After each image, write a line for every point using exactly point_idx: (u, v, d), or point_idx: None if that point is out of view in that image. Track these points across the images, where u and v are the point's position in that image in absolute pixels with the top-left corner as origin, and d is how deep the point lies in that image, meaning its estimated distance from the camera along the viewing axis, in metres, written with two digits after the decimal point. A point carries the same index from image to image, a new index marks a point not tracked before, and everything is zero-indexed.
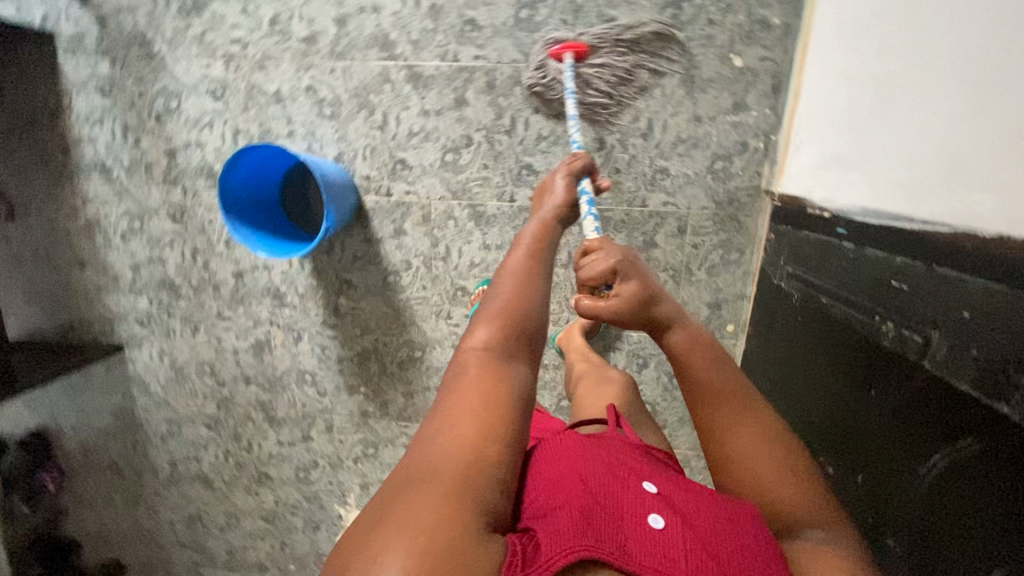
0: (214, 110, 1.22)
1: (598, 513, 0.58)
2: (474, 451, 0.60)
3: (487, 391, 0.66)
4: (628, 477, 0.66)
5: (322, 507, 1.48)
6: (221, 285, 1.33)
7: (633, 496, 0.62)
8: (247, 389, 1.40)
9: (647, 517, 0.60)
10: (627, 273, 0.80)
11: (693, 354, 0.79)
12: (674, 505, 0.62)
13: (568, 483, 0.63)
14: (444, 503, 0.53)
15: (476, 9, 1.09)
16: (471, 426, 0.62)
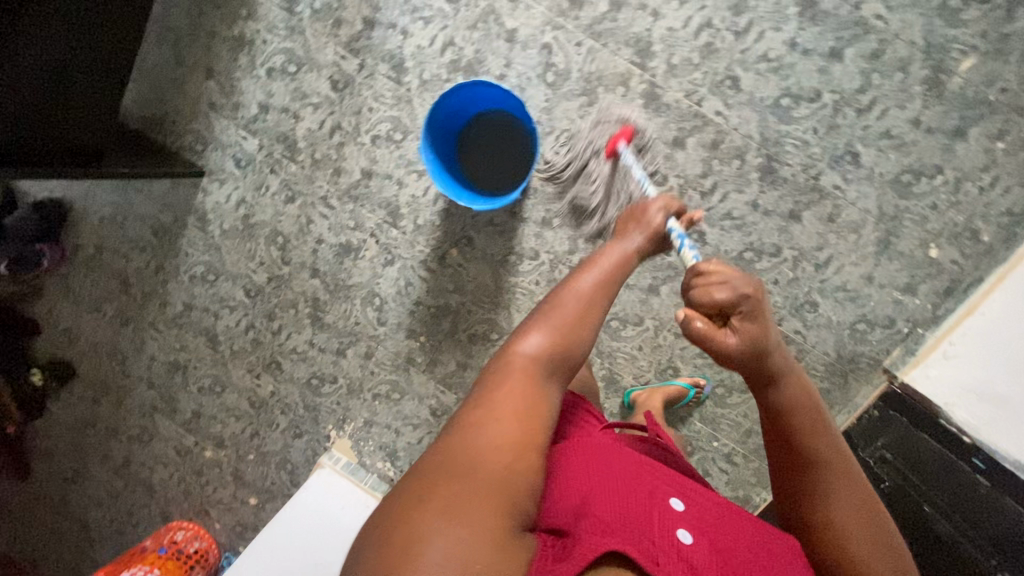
0: (438, 10, 1.13)
1: (624, 522, 0.62)
2: (508, 455, 0.62)
3: (525, 403, 0.67)
4: (659, 491, 0.70)
5: (313, 421, 1.43)
6: (341, 173, 1.24)
7: (662, 512, 0.66)
8: (308, 280, 1.32)
9: (675, 530, 0.63)
10: (755, 311, 0.70)
11: (795, 410, 0.73)
12: (702, 525, 0.66)
13: (599, 491, 0.66)
14: (479, 508, 0.57)
15: (745, 72, 1.06)
16: (511, 429, 0.65)
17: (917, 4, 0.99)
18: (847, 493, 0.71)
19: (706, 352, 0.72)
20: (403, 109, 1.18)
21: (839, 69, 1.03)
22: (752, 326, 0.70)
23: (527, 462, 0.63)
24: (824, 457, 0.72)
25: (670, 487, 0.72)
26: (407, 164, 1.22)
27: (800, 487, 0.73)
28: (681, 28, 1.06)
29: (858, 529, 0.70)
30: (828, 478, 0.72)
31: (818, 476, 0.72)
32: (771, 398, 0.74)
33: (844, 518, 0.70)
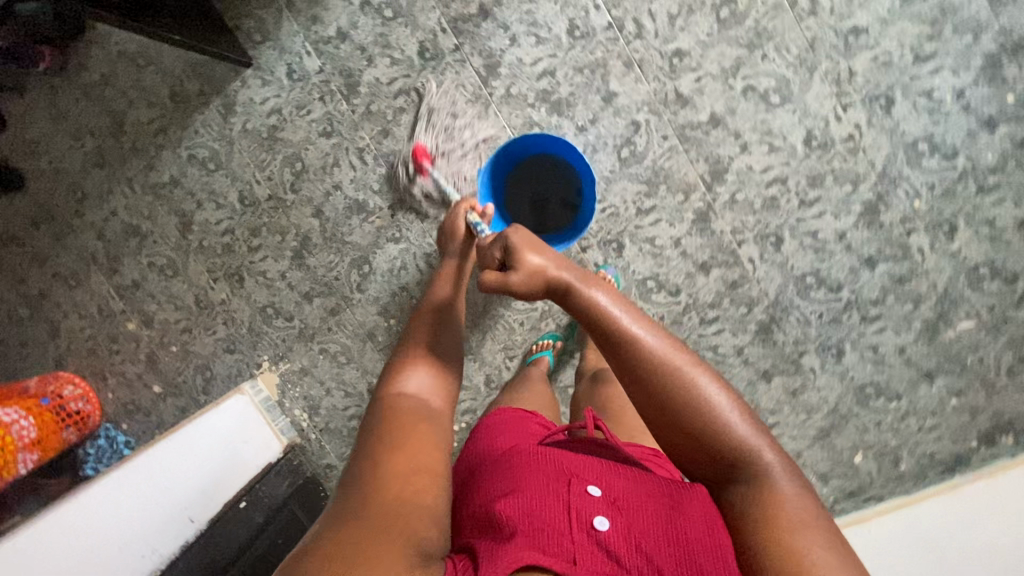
0: (554, 35, 1.09)
1: (536, 524, 0.56)
2: (401, 476, 0.65)
3: (416, 430, 0.72)
4: (574, 480, 0.63)
5: (252, 345, 1.39)
6: (387, 135, 1.20)
7: (580, 500, 0.60)
8: (308, 217, 1.28)
9: (591, 520, 0.57)
10: (515, 247, 0.79)
11: (594, 311, 0.74)
12: (622, 507, 0.60)
13: (514, 494, 0.60)
14: (395, 533, 0.56)
15: (791, 237, 1.10)
16: (405, 451, 0.68)
17: (956, 256, 1.06)
18: (698, 382, 0.67)
19: (504, 293, 0.79)
20: (475, 108, 1.15)
21: (867, 276, 1.09)
22: (520, 257, 0.78)
23: (428, 479, 0.66)
24: (639, 364, 0.69)
25: (585, 474, 0.64)
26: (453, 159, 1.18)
27: (655, 401, 0.68)
28: (758, 171, 1.09)
29: (727, 417, 0.65)
30: (672, 378, 0.68)
31: (662, 382, 0.68)
32: (571, 307, 0.76)
33: (707, 410, 0.65)
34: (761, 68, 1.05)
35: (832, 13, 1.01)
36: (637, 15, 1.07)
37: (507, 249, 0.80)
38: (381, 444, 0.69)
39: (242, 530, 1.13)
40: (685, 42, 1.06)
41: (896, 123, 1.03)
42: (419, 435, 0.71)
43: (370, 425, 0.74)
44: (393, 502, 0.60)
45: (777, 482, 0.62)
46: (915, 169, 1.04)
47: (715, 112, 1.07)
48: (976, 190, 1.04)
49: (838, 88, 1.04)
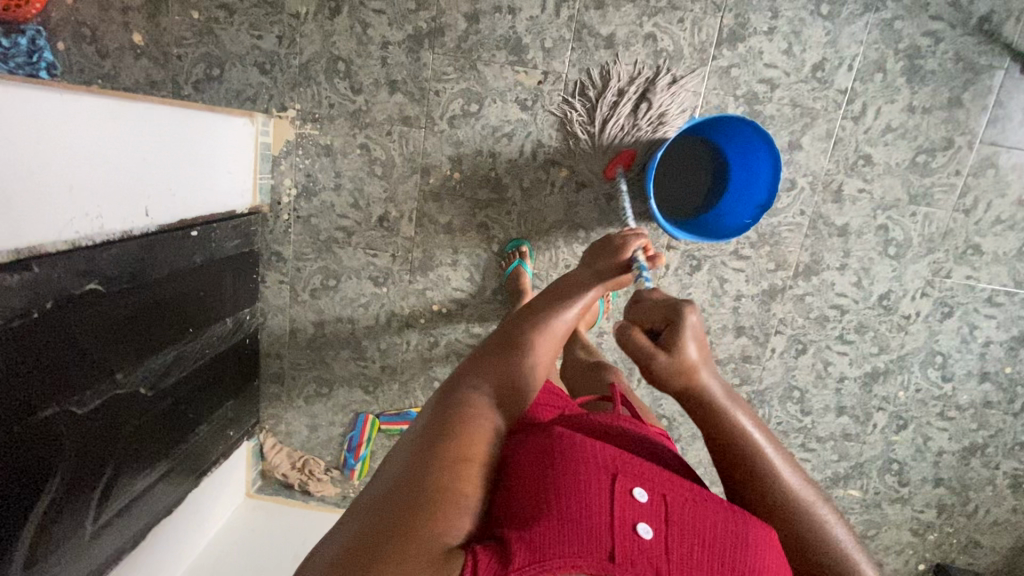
0: (801, 58, 1.07)
1: (564, 515, 0.51)
2: (462, 444, 0.58)
3: (462, 415, 0.61)
4: (620, 476, 0.56)
5: (292, 82, 1.14)
6: (598, 8, 1.07)
7: (621, 496, 0.54)
8: (458, 13, 1.08)
9: (638, 526, 0.52)
10: (677, 331, 0.66)
11: (728, 431, 0.64)
12: (667, 503, 0.56)
13: (547, 486, 0.53)
14: (406, 529, 0.48)
15: (810, 354, 1.23)
16: (443, 437, 0.58)
17: (888, 444, 1.28)
18: (819, 517, 0.60)
19: (640, 370, 0.67)
20: (691, 59, 1.08)
21: (830, 418, 1.27)
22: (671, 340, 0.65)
23: (474, 461, 0.57)
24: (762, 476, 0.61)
25: (631, 469, 0.58)
26: (636, 83, 1.09)
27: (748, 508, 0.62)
28: (835, 290, 1.19)
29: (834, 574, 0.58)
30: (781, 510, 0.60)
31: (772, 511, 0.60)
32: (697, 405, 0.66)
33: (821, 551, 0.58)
34: (904, 220, 1.14)
35: (976, 223, 1.14)
36: (870, 101, 1.08)
37: (667, 320, 0.68)
38: (430, 426, 0.60)
39: (176, 260, 0.93)
40: (878, 155, 1.10)
41: (939, 331, 1.20)
42: (478, 428, 0.60)
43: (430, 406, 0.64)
44: (405, 491, 0.52)
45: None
46: (921, 371, 1.23)
47: (849, 225, 1.15)
48: (938, 412, 1.26)
49: (932, 278, 1.17)
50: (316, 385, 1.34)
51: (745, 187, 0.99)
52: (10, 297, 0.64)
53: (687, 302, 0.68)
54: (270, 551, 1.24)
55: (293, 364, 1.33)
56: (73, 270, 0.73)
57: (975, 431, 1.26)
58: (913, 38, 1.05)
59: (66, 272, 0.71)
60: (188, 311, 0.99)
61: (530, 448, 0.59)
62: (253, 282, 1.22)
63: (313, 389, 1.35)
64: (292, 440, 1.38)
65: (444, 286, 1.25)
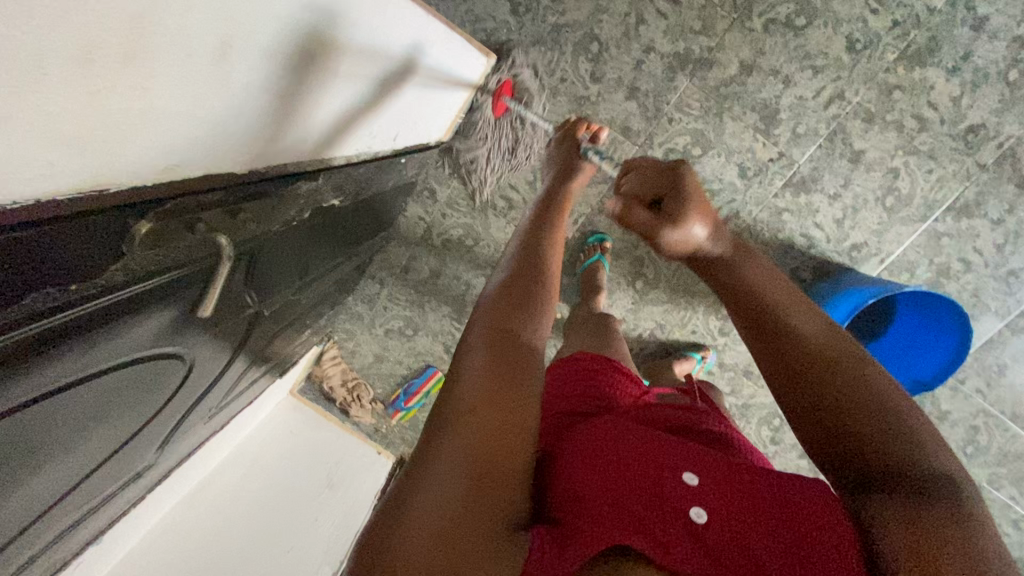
0: (1006, 259, 1.08)
1: (601, 499, 0.44)
2: (507, 401, 0.46)
3: (493, 367, 0.48)
4: (667, 458, 0.48)
5: (536, 38, 1.05)
6: (864, 122, 1.03)
7: (664, 475, 0.46)
8: (736, 57, 1.02)
9: (688, 509, 0.44)
10: (680, 186, 0.60)
11: (759, 297, 0.54)
12: (744, 486, 0.46)
13: (594, 470, 0.48)
14: (473, 506, 0.39)
15: None
16: (485, 391, 0.46)
17: None
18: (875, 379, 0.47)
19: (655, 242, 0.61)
20: (916, 210, 1.07)
21: None
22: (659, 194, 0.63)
23: (522, 396, 0.47)
24: (870, 415, 0.45)
25: (686, 452, 0.49)
26: (853, 207, 1.09)
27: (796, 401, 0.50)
28: None
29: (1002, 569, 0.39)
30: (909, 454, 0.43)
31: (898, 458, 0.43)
32: (723, 278, 0.58)
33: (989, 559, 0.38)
34: (995, 430, 1.21)
35: None
36: None
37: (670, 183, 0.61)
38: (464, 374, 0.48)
39: (382, 183, 0.88)
40: (1010, 371, 1.16)
41: None
42: (519, 377, 0.48)
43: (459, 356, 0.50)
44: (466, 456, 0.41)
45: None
46: None
47: (948, 412, 1.22)
48: None
49: (986, 486, 1.26)
50: (402, 323, 1.32)
51: (909, 357, 1.04)
52: (294, 200, 0.58)
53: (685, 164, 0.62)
54: (303, 457, 1.23)
55: (390, 295, 1.30)
56: (335, 183, 0.67)
57: None
58: None
59: (328, 182, 0.65)
60: (361, 231, 0.94)
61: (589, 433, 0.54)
62: (398, 208, 1.16)
63: (397, 326, 1.33)
64: (353, 360, 1.37)
65: (570, 296, 1.22)
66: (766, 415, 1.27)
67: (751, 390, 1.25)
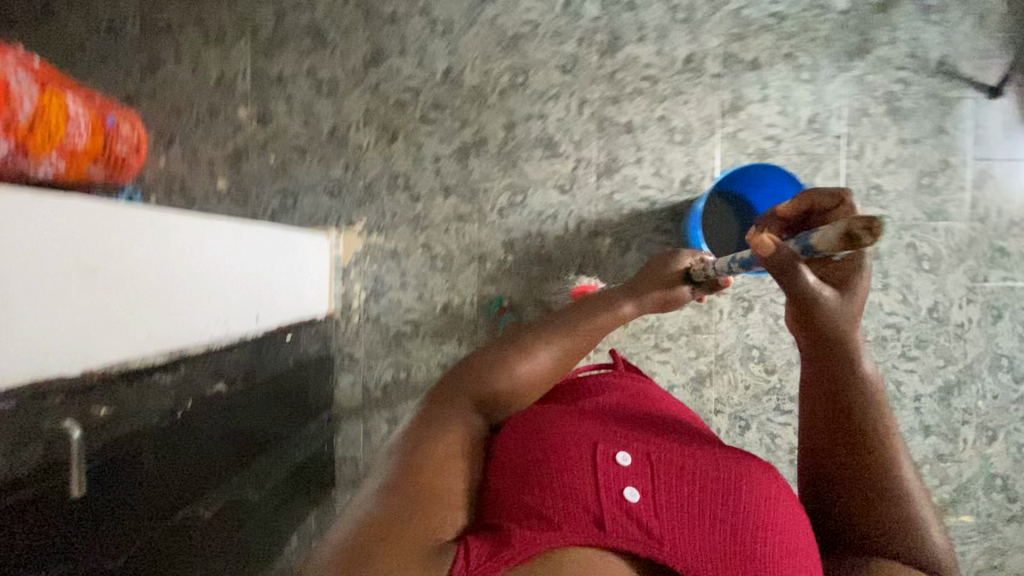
0: (796, 115, 1.23)
1: (563, 501, 0.59)
2: (433, 451, 0.65)
3: (432, 433, 0.68)
4: (602, 449, 0.65)
5: (357, 203, 1.30)
6: (614, 103, 1.26)
7: (612, 472, 0.62)
8: (497, 125, 1.28)
9: (623, 492, 0.60)
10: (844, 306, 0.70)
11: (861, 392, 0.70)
12: (656, 465, 0.64)
13: (550, 476, 0.61)
14: (389, 517, 0.56)
15: (880, 377, 1.25)
16: (420, 450, 0.65)
17: (985, 457, 1.27)
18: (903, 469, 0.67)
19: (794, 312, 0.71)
20: (701, 130, 1.25)
21: (917, 439, 1.26)
22: (842, 296, 0.69)
23: (447, 450, 0.66)
24: (890, 491, 0.66)
25: (613, 439, 0.67)
26: (657, 157, 1.25)
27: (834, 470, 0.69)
28: (884, 312, 1.24)
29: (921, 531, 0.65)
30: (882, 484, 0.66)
31: (873, 495, 0.66)
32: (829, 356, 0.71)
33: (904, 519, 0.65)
34: (927, 235, 1.23)
35: (994, 229, 1.23)
36: (868, 143, 1.23)
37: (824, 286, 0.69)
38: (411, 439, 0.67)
39: (276, 362, 1.00)
40: (888, 186, 1.23)
41: (995, 333, 1.25)
42: (449, 441, 0.67)
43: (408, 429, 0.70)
44: (396, 488, 0.59)
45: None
46: (991, 375, 1.25)
47: (878, 248, 1.24)
48: (1021, 415, 1.27)
49: (972, 284, 1.24)
50: None
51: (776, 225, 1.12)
52: (161, 393, 0.70)
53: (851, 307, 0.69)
54: None
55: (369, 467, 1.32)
56: (206, 370, 0.80)
57: None
58: (890, 87, 1.22)
59: (199, 371, 0.78)
60: (284, 414, 1.03)
61: (532, 427, 0.70)
62: (328, 386, 1.27)
63: None
64: None
65: None
66: (742, 353, 1.26)
67: (713, 341, 1.26)
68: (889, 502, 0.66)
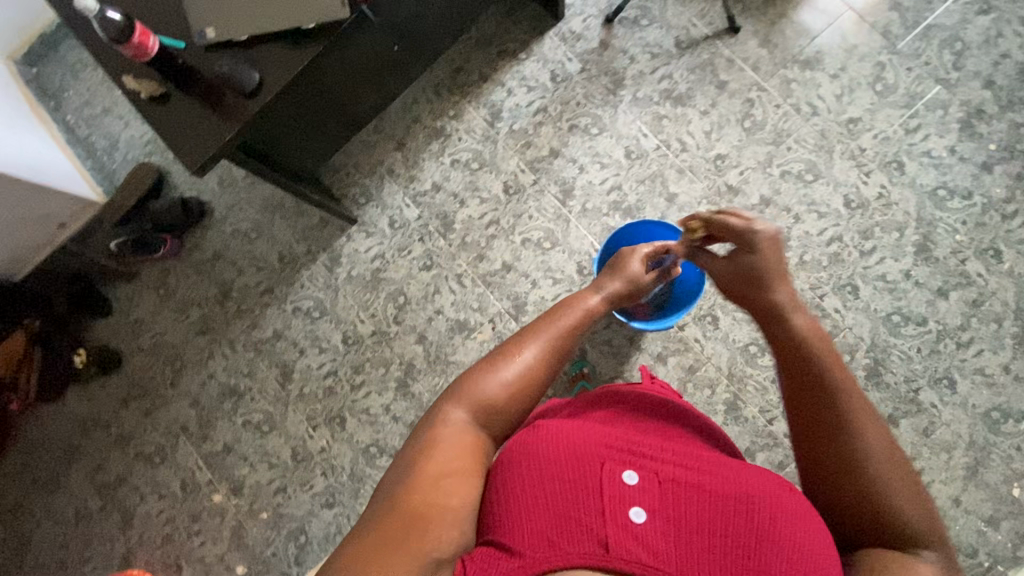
0: (614, 160, 1.34)
1: (558, 517, 0.52)
2: (456, 465, 0.59)
3: (456, 449, 0.60)
4: (610, 463, 0.57)
5: (354, 494, 1.31)
6: (481, 260, 1.35)
7: (616, 485, 0.55)
8: (411, 346, 1.34)
9: (627, 511, 0.53)
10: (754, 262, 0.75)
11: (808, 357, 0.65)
12: (670, 485, 0.56)
13: (542, 487, 0.55)
14: (393, 529, 0.53)
15: (863, 285, 1.23)
16: (438, 459, 0.59)
17: (1012, 274, 1.20)
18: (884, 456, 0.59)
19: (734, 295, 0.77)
20: (559, 225, 1.33)
21: (945, 306, 1.21)
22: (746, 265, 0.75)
23: (470, 471, 0.60)
24: (868, 476, 0.58)
25: (623, 454, 0.59)
26: (545, 270, 1.32)
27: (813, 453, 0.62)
28: (816, 233, 1.26)
29: (897, 488, 0.58)
30: (861, 434, 0.59)
31: (855, 462, 0.59)
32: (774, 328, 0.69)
33: (888, 484, 0.58)
34: (788, 156, 1.29)
35: (830, 110, 1.29)
36: (682, 135, 1.33)
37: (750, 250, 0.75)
38: (430, 443, 0.61)
39: None
40: (725, 149, 1.31)
41: (912, 179, 1.25)
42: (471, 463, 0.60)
43: (428, 426, 0.64)
44: (412, 497, 0.55)
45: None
46: (943, 211, 1.23)
47: (764, 195, 1.28)
48: (1004, 216, 1.22)
49: (857, 159, 1.27)
50: None
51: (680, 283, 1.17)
52: None
53: (762, 270, 0.74)
54: None
55: None
56: None
57: None
58: (661, 88, 1.35)
59: None
60: None
61: (530, 446, 0.60)
62: None
63: None
64: None
65: None
66: (744, 358, 1.24)
67: (713, 366, 1.24)
68: (859, 480, 0.59)
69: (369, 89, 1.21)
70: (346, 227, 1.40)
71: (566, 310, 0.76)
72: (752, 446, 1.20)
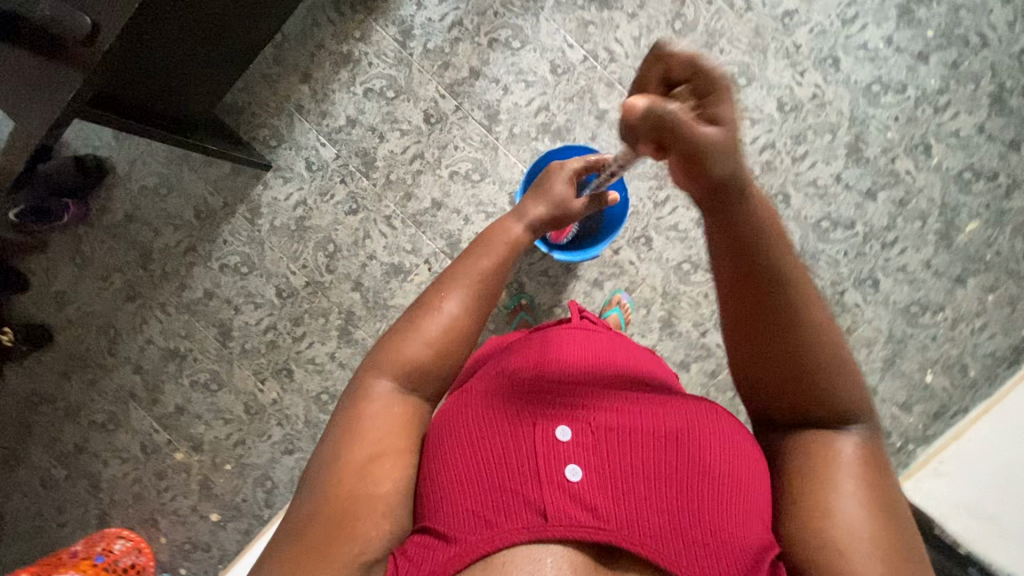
0: (539, 77, 1.25)
1: (496, 493, 0.53)
2: (379, 448, 0.59)
3: (378, 431, 0.60)
4: (542, 422, 0.58)
5: (311, 440, 1.35)
6: (410, 198, 1.29)
7: (551, 446, 0.55)
8: (347, 293, 1.32)
9: (565, 471, 0.53)
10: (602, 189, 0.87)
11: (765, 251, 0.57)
12: (603, 434, 0.57)
13: (479, 462, 0.55)
14: (322, 524, 0.54)
15: (794, 193, 1.22)
16: (361, 445, 0.59)
17: (940, 169, 1.19)
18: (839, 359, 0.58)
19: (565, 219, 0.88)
20: (486, 154, 1.26)
21: (873, 207, 1.21)
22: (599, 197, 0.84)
23: (396, 453, 0.60)
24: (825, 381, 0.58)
25: (552, 409, 0.59)
26: (476, 203, 1.27)
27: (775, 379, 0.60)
28: (749, 142, 1.22)
29: (845, 368, 0.58)
30: (810, 335, 0.57)
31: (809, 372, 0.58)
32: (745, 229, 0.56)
33: (832, 368, 0.57)
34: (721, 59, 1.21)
35: (765, 4, 1.20)
36: (609, 43, 1.23)
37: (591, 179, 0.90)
38: (353, 427, 0.60)
39: None
40: None
41: (847, 75, 1.19)
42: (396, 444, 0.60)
43: (352, 406, 0.63)
44: (336, 488, 0.56)
45: (844, 501, 0.54)
46: (877, 108, 1.19)
47: None
48: (936, 108, 1.19)
49: (791, 57, 1.20)
50: None
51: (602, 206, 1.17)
52: None
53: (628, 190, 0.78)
54: None
55: None
56: None
57: (977, 88, 1.18)
58: None
59: None
60: None
61: (457, 420, 0.59)
62: None
63: None
64: None
65: None
66: (678, 276, 1.25)
67: (648, 286, 1.25)
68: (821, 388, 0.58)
69: (251, 21, 1.08)
70: (262, 174, 1.31)
71: (481, 251, 0.77)
72: (688, 359, 1.24)
